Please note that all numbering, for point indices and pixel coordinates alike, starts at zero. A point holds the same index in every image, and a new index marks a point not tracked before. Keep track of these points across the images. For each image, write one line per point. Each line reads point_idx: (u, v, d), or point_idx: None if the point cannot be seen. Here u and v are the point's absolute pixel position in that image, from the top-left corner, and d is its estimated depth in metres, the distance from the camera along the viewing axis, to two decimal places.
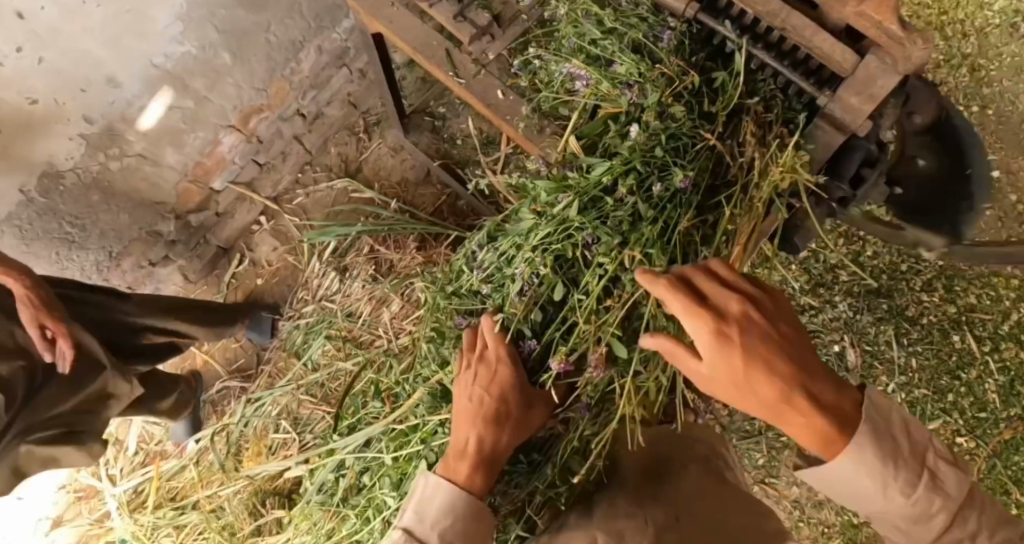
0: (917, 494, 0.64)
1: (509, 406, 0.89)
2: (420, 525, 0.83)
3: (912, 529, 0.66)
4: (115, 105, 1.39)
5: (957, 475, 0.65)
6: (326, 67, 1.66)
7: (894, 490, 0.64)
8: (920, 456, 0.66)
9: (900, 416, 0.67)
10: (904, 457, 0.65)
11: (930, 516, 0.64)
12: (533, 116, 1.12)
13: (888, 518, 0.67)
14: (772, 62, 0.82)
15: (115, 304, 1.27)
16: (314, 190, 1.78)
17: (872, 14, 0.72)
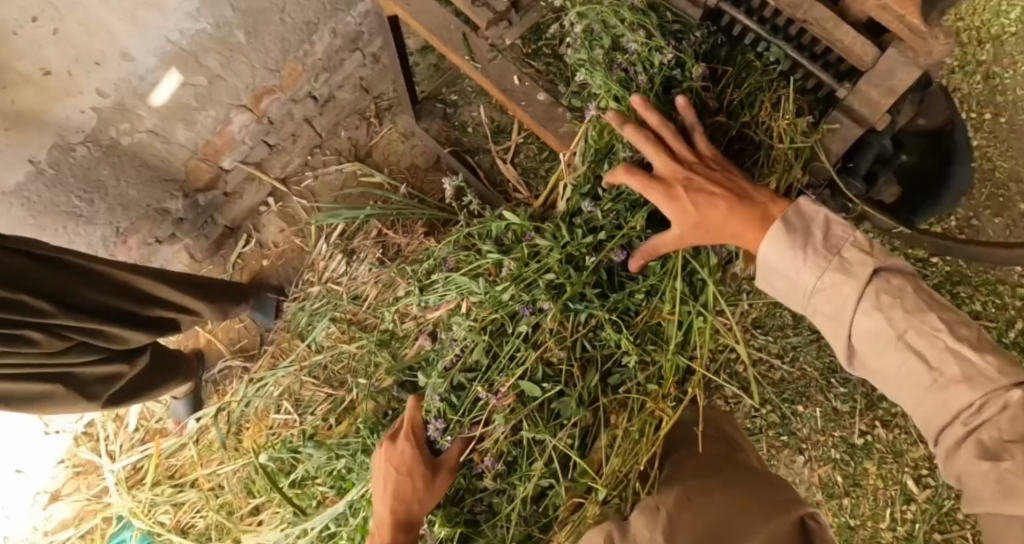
0: (825, 277, 0.73)
1: (415, 481, 1.02)
2: None
3: (840, 316, 0.72)
4: (127, 80, 1.38)
5: (868, 260, 0.71)
6: (340, 50, 1.66)
7: (806, 269, 0.73)
8: (834, 247, 0.73)
9: (817, 224, 0.75)
10: (817, 249, 0.73)
11: (842, 289, 0.72)
12: (549, 104, 1.12)
13: (821, 311, 0.74)
14: (793, 51, 0.82)
15: (121, 272, 1.25)
16: (322, 172, 1.77)
17: (895, 7, 0.71)
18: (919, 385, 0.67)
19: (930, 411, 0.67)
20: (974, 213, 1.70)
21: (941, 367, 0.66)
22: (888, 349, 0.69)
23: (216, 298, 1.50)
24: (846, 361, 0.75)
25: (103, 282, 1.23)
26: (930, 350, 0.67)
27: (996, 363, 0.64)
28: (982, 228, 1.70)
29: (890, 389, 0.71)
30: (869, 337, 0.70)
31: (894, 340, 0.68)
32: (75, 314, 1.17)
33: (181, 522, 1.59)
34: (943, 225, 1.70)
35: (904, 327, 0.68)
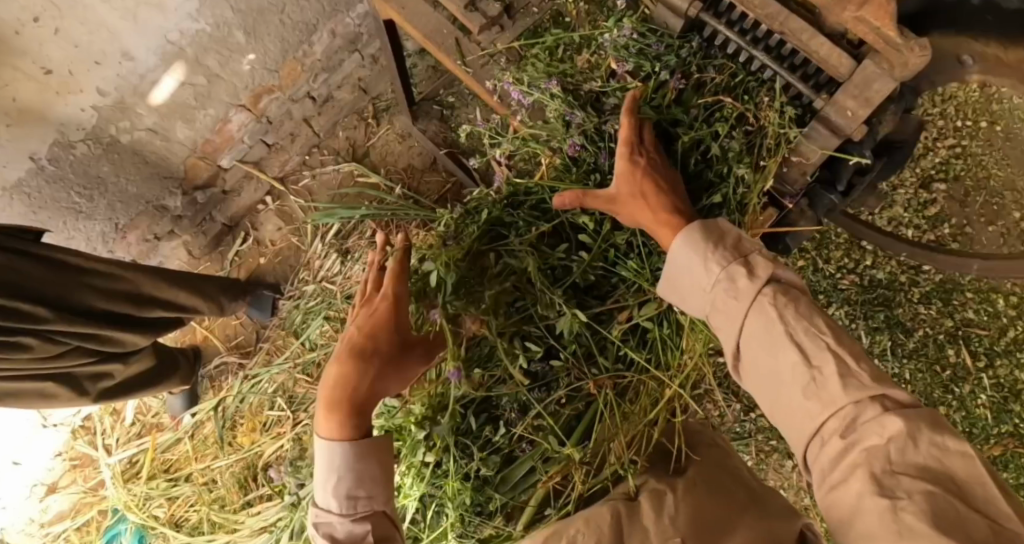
0: (728, 269, 0.76)
1: (374, 344, 0.92)
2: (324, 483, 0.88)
3: (732, 313, 0.75)
4: (128, 79, 1.40)
5: (768, 265, 0.75)
6: (339, 50, 1.67)
7: (710, 262, 0.77)
8: (742, 251, 0.77)
9: (731, 234, 0.80)
10: (723, 247, 0.78)
11: (742, 290, 0.74)
12: (539, 108, 1.14)
13: (720, 309, 0.76)
14: (773, 65, 0.83)
15: (110, 275, 1.26)
16: (320, 172, 1.78)
17: (871, 19, 0.74)
18: (793, 389, 0.67)
19: (804, 422, 0.66)
20: (966, 221, 1.71)
21: (820, 368, 0.66)
22: (775, 346, 0.69)
23: (211, 297, 1.52)
24: (736, 371, 0.76)
25: (104, 278, 1.24)
26: (812, 348, 0.67)
27: (871, 371, 0.64)
28: (976, 236, 1.71)
29: (773, 398, 0.70)
30: (758, 333, 0.71)
31: (781, 340, 0.69)
32: (71, 316, 1.19)
33: (175, 516, 1.61)
34: (936, 233, 1.72)
35: (791, 327, 0.69)
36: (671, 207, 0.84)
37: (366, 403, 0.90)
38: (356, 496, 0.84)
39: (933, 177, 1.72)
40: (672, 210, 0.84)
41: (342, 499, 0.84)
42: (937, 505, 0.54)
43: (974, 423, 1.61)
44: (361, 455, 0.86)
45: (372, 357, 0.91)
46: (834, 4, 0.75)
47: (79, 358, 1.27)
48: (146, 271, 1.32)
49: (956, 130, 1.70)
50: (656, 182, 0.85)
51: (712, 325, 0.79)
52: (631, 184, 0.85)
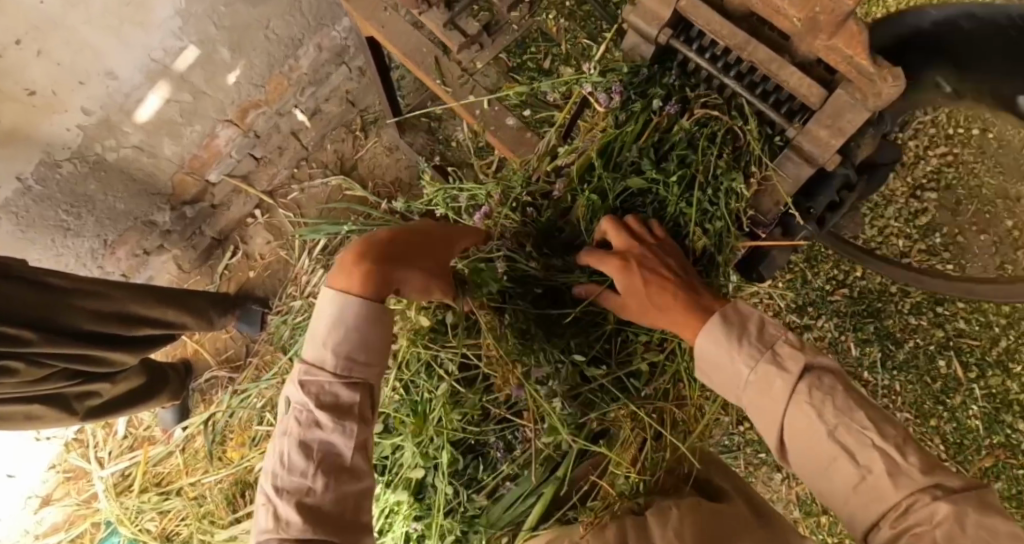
0: (758, 368, 0.73)
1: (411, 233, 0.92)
2: (315, 351, 0.81)
3: (767, 410, 0.73)
4: (113, 97, 1.41)
5: (798, 356, 0.73)
6: (326, 64, 1.67)
7: (739, 359, 0.75)
8: (767, 342, 0.75)
9: (751, 319, 0.78)
10: (746, 339, 0.76)
11: (774, 385, 0.72)
12: (518, 128, 1.14)
13: (755, 404, 0.74)
14: (744, 93, 0.80)
15: (96, 295, 1.26)
16: (308, 186, 1.79)
17: (843, 48, 0.71)
18: (843, 484, 0.66)
19: (857, 516, 0.66)
20: (958, 230, 1.70)
21: (869, 465, 0.65)
22: (818, 443, 0.68)
23: (200, 313, 1.52)
24: (778, 454, 0.74)
25: (90, 298, 1.24)
26: (857, 446, 0.66)
27: (920, 463, 0.64)
28: (968, 245, 1.70)
29: (815, 482, 0.70)
30: (801, 428, 0.69)
31: (825, 437, 0.67)
32: (56, 340, 1.19)
33: (167, 529, 1.63)
34: (927, 242, 1.71)
35: (832, 426, 0.67)
36: (689, 300, 0.82)
37: (409, 245, 0.90)
38: (326, 362, 0.80)
39: (924, 186, 1.71)
40: (687, 308, 0.81)
41: (340, 357, 0.80)
42: None
43: (965, 434, 1.59)
44: (367, 317, 0.81)
45: (429, 231, 0.95)
46: (804, 34, 0.73)
47: (64, 379, 1.28)
48: (133, 290, 1.34)
49: (947, 138, 1.69)
50: (661, 278, 0.84)
51: (747, 413, 0.76)
52: (644, 299, 0.84)
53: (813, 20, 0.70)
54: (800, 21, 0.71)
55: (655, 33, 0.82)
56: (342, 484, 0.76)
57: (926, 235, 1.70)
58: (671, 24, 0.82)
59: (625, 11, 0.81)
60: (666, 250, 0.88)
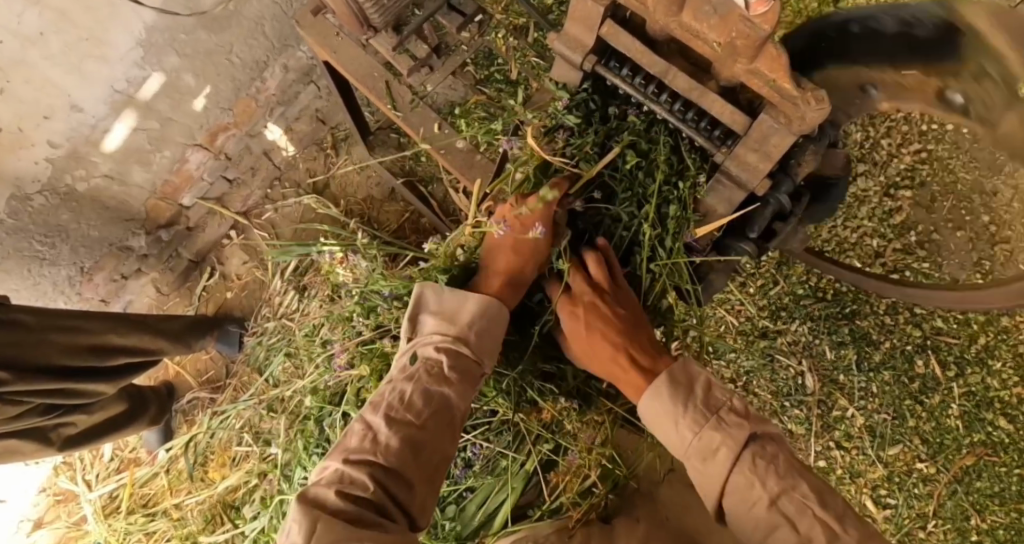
0: (703, 433, 0.79)
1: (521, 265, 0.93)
2: (450, 326, 0.88)
3: (709, 474, 0.78)
4: (80, 130, 1.42)
5: (742, 423, 0.79)
6: (293, 83, 1.68)
7: (685, 418, 0.80)
8: (712, 407, 0.81)
9: (699, 382, 0.84)
10: (693, 403, 0.81)
11: (718, 450, 0.77)
12: (468, 151, 1.15)
13: (695, 467, 0.79)
14: (671, 118, 0.79)
15: (70, 330, 1.28)
16: (281, 206, 1.79)
17: (766, 71, 0.69)
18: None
19: None
20: (933, 227, 1.69)
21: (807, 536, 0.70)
22: (756, 507, 0.74)
23: (177, 337, 1.54)
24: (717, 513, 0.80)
25: (62, 332, 1.26)
26: (796, 514, 0.72)
27: (856, 534, 0.71)
28: (944, 242, 1.69)
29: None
30: (742, 490, 0.75)
31: (766, 504, 0.73)
32: (28, 375, 1.21)
33: None
34: (903, 241, 1.70)
35: (772, 492, 0.73)
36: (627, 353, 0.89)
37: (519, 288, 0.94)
38: (464, 340, 0.88)
39: (898, 184, 1.70)
40: (626, 362, 0.89)
41: (476, 338, 0.88)
42: None
43: (946, 433, 1.58)
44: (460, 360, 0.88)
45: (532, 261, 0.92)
46: (724, 57, 0.70)
47: (37, 411, 1.31)
48: (109, 321, 1.36)
49: (921, 134, 1.67)
50: (603, 326, 0.91)
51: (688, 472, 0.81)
52: (586, 345, 0.92)
53: (732, 44, 0.67)
54: (721, 44, 0.69)
55: (579, 59, 0.82)
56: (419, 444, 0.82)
57: (902, 234, 1.70)
58: (596, 50, 0.82)
59: (550, 39, 0.82)
60: (621, 299, 0.93)
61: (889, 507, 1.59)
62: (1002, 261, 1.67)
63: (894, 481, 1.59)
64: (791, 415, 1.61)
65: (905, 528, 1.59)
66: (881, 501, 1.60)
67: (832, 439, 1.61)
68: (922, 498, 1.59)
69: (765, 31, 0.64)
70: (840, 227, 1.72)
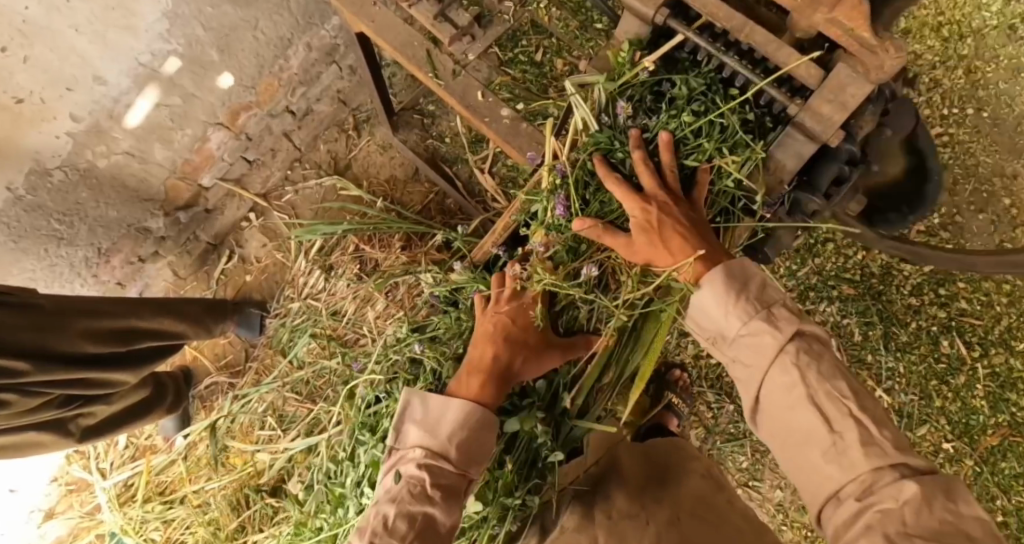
0: (751, 325, 0.75)
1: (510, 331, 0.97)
2: (432, 440, 0.91)
3: (754, 366, 0.74)
4: (101, 103, 1.39)
5: (794, 319, 0.74)
6: (316, 63, 1.66)
7: (733, 314, 0.76)
8: (766, 301, 0.76)
9: (755, 278, 0.78)
10: (744, 300, 0.76)
11: (762, 340, 0.73)
12: (513, 119, 1.13)
13: (737, 358, 0.76)
14: (746, 72, 0.78)
15: (94, 313, 1.23)
16: (302, 187, 1.76)
17: (844, 20, 0.71)
18: (813, 450, 0.68)
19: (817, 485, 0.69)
20: (956, 210, 1.70)
21: (842, 433, 0.67)
22: (796, 406, 0.70)
23: (200, 321, 1.50)
24: (750, 411, 0.77)
25: (87, 316, 1.21)
26: (833, 412, 0.68)
27: (892, 437, 0.66)
28: (967, 225, 1.70)
29: (784, 450, 0.73)
30: (781, 392, 0.71)
31: (798, 398, 0.70)
32: (56, 352, 1.18)
33: (171, 538, 1.61)
34: (927, 223, 1.70)
35: (813, 388, 0.69)
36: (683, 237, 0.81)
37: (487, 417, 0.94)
38: (446, 455, 0.89)
39: None
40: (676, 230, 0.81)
41: (460, 453, 0.90)
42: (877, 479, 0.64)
43: (971, 413, 1.59)
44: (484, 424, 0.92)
45: (520, 347, 0.96)
46: (806, 6, 0.71)
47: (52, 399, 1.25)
48: (130, 305, 1.30)
49: (942, 118, 1.69)
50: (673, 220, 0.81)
51: (731, 368, 0.79)
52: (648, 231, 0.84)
53: None
54: None
55: (651, 12, 0.80)
56: (446, 511, 0.87)
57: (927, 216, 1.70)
58: (668, 3, 0.80)
59: None
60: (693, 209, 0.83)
61: None
62: None
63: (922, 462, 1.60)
64: None
65: None
66: None
67: None
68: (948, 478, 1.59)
69: None
70: None
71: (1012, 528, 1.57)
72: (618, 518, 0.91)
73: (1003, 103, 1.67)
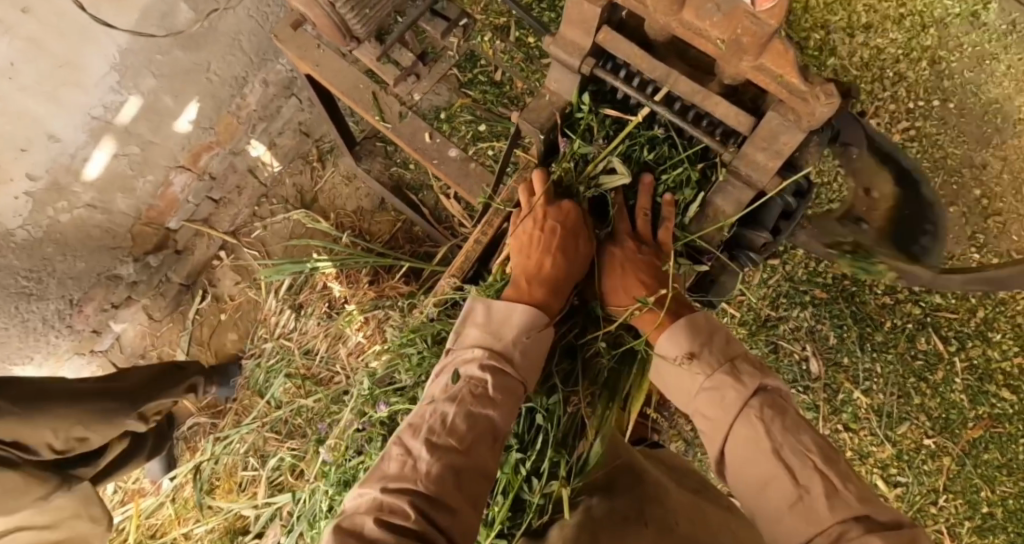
0: (716, 377, 0.77)
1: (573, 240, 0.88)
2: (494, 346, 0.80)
3: (717, 418, 0.75)
4: (58, 160, 1.38)
5: (754, 374, 0.76)
6: (274, 98, 1.65)
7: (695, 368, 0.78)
8: (727, 355, 0.79)
9: (720, 332, 0.82)
10: (712, 353, 0.79)
11: (726, 393, 0.75)
12: (461, 159, 1.12)
13: (700, 409, 0.78)
14: (676, 120, 0.78)
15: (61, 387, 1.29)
16: (271, 222, 1.76)
17: (771, 67, 0.68)
18: (778, 502, 0.68)
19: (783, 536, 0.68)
20: None
21: (807, 488, 0.67)
22: (761, 455, 0.70)
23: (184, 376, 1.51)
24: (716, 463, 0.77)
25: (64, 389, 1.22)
26: (799, 467, 0.68)
27: (856, 492, 0.67)
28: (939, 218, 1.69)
29: (751, 503, 0.72)
30: (748, 442, 0.72)
31: (766, 450, 0.70)
32: (30, 429, 1.20)
33: None
34: None
35: (778, 442, 0.70)
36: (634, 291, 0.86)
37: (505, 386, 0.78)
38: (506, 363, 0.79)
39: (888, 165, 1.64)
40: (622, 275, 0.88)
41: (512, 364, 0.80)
42: (845, 529, 0.63)
43: (951, 407, 1.59)
44: (545, 329, 0.84)
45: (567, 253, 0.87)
46: (730, 55, 0.69)
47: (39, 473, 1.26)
48: (92, 385, 1.36)
49: (909, 112, 1.66)
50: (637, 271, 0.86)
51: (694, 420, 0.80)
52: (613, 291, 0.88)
53: (737, 41, 0.66)
54: (724, 42, 0.67)
55: (577, 63, 0.80)
56: (482, 471, 0.74)
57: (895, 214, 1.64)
58: (593, 52, 0.80)
59: (546, 43, 0.80)
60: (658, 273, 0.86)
61: (900, 485, 1.60)
62: (995, 234, 1.66)
63: (904, 459, 1.60)
64: (797, 401, 1.61)
65: (917, 505, 1.60)
66: (892, 480, 1.60)
67: (839, 422, 1.61)
68: (931, 474, 1.59)
69: (770, 26, 0.63)
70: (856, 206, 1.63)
71: (997, 519, 1.58)
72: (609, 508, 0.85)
73: (969, 93, 1.66)
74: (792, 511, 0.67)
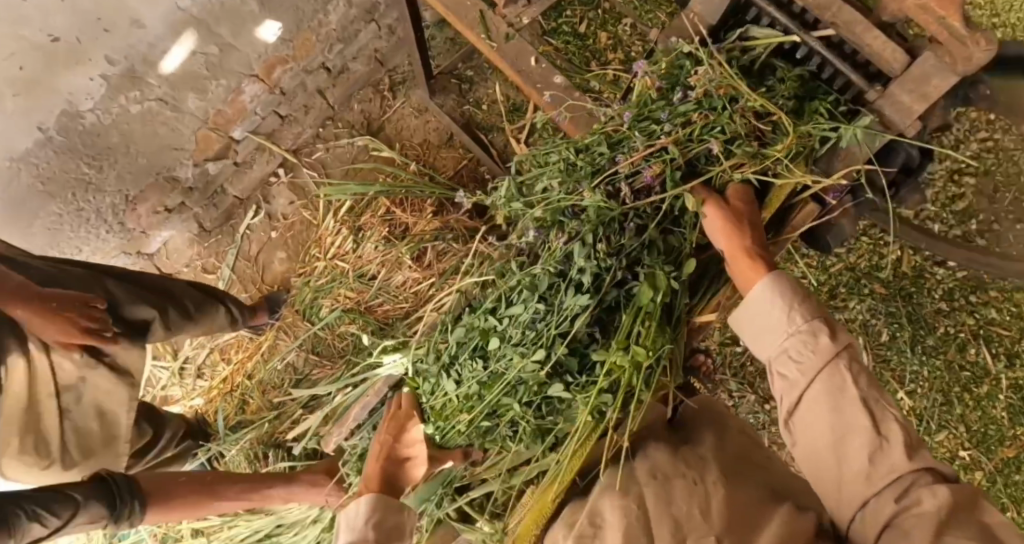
0: (813, 323, 0.74)
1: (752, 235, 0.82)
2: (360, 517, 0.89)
3: (806, 364, 0.72)
4: (137, 48, 1.36)
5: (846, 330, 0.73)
6: (355, 20, 1.62)
7: (796, 311, 0.75)
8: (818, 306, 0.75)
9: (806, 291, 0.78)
10: (811, 301, 0.76)
11: (818, 342, 0.72)
12: (566, 87, 1.09)
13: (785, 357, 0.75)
14: (825, 53, 0.82)
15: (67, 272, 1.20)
16: (334, 145, 1.75)
17: (935, 8, 0.73)
18: (857, 454, 0.67)
19: (849, 497, 0.68)
20: None
21: (887, 437, 0.67)
22: (845, 407, 0.69)
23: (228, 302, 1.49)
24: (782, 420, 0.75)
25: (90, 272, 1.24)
26: (880, 418, 0.68)
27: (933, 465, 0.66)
28: None
29: (821, 459, 0.70)
30: (847, 449, 0.68)
31: (851, 405, 0.69)
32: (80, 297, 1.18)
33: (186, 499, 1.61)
34: (964, 229, 1.53)
35: (863, 393, 0.69)
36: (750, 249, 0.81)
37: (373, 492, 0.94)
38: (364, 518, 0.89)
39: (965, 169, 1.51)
40: (749, 250, 0.81)
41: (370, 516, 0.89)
42: (950, 494, 0.62)
43: (991, 422, 1.56)
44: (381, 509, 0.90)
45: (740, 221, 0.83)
46: None
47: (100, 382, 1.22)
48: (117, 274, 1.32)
49: None
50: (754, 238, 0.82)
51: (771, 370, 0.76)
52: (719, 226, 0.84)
53: None
54: None
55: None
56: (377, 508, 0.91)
57: (964, 221, 1.53)
58: None
59: None
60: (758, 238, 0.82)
61: None
62: None
63: None
64: None
65: None
66: None
67: None
68: None
69: None
70: (933, 207, 1.53)
71: None
72: (662, 479, 0.79)
73: None
74: (866, 466, 0.66)
